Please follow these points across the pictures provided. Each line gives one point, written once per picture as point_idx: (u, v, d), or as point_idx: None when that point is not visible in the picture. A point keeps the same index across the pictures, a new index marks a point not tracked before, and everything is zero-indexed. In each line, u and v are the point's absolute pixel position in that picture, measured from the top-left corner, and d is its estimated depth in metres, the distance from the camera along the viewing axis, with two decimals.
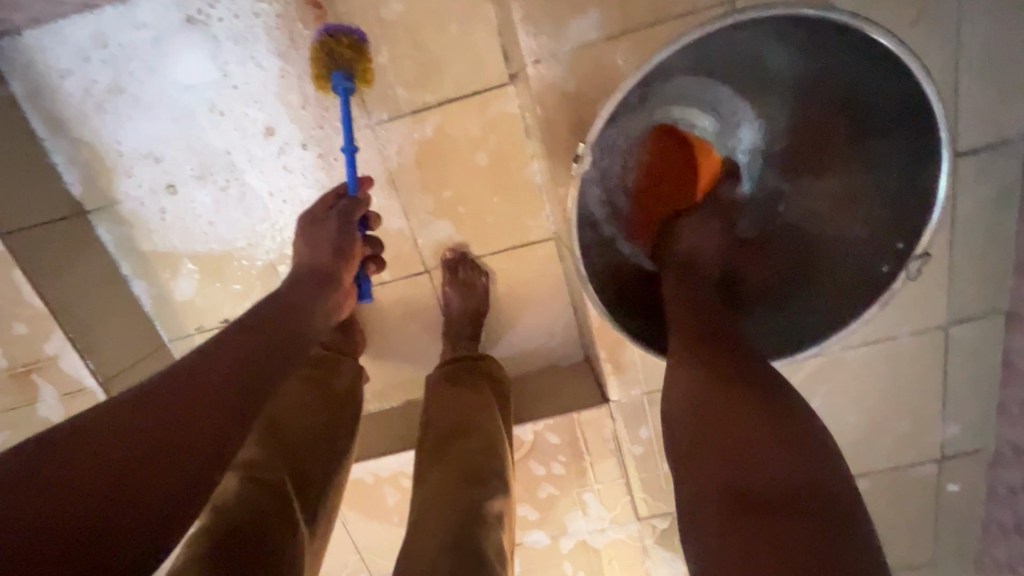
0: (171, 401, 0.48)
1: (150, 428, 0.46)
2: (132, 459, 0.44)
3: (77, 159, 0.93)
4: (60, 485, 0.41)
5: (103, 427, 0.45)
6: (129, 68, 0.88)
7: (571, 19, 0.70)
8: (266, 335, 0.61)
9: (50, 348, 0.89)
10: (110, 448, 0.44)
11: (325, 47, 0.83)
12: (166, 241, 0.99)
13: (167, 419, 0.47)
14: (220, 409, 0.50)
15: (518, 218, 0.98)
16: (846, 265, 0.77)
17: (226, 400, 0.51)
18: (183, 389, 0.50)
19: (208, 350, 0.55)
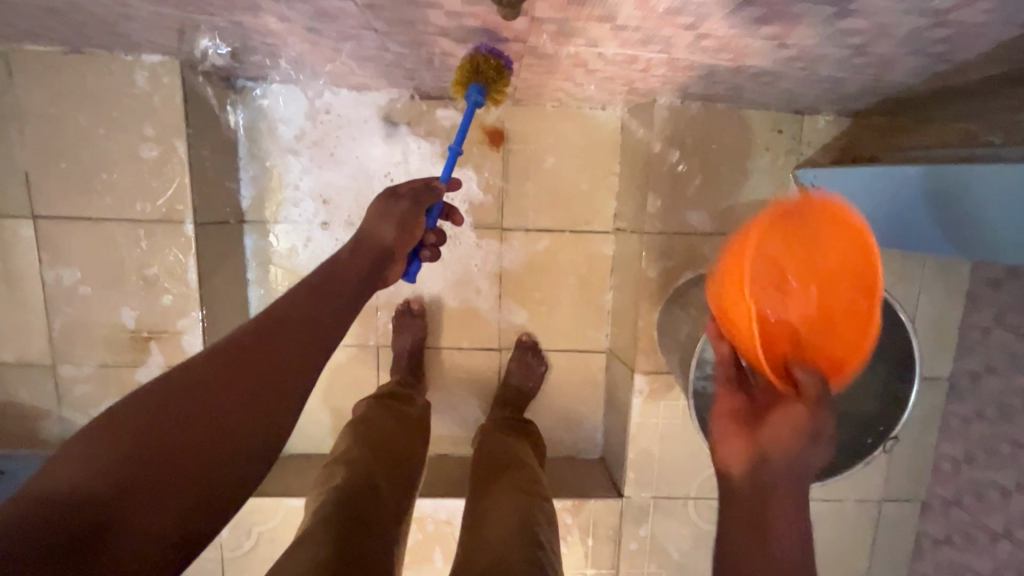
0: (250, 373, 0.55)
1: (230, 401, 0.53)
2: (213, 431, 0.51)
3: (260, 181, 1.12)
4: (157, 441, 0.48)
5: (193, 389, 0.52)
6: (337, 134, 1.12)
7: (684, 215, 1.02)
8: (327, 307, 0.65)
9: (181, 324, 1.01)
10: (203, 412, 0.51)
11: (472, 62, 0.74)
12: (297, 264, 1.16)
13: (242, 395, 0.53)
14: (286, 390, 0.56)
15: (584, 329, 1.23)
16: None
17: (290, 382, 0.56)
18: (259, 362, 0.56)
19: (279, 317, 0.60)
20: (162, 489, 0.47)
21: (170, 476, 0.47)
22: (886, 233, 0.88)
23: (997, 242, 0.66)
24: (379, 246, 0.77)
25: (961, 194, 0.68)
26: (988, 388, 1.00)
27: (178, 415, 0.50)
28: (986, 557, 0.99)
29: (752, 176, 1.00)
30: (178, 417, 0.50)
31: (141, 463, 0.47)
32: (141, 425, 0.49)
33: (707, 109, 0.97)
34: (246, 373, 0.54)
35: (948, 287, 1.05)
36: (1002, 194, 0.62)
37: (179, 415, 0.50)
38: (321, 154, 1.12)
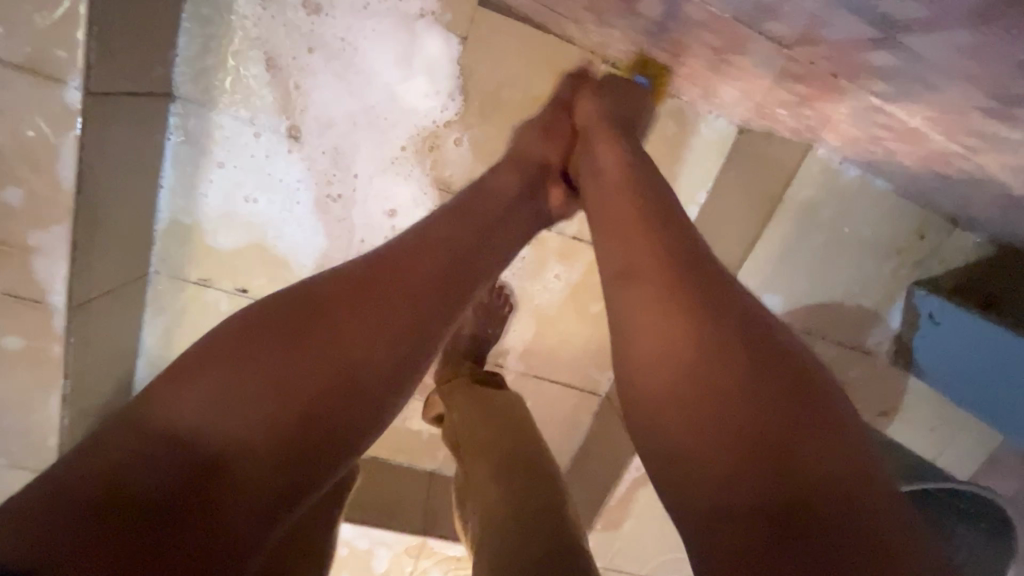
0: (390, 299, 0.43)
1: (356, 341, 0.41)
2: (318, 378, 0.38)
3: (215, 39, 0.72)
4: (270, 381, 0.38)
5: (321, 317, 0.41)
6: (357, 22, 0.74)
7: (768, 296, 0.80)
8: (475, 228, 0.51)
9: (35, 239, 0.64)
10: (335, 355, 0.40)
11: None
12: (231, 178, 0.79)
13: (365, 334, 0.41)
14: (405, 339, 0.43)
15: (586, 367, 1.01)
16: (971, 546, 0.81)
17: (405, 310, 0.43)
18: (394, 289, 0.44)
19: (422, 240, 0.48)
20: (251, 464, 0.35)
21: (267, 441, 0.36)
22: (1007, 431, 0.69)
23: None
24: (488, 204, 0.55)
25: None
26: None
27: (271, 377, 0.38)
28: None
29: (864, 281, 0.80)
30: (247, 389, 0.37)
31: (244, 430, 0.36)
32: (241, 360, 0.38)
33: (861, 183, 0.74)
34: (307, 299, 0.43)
35: None
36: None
37: (231, 354, 0.38)
38: (324, 41, 0.74)
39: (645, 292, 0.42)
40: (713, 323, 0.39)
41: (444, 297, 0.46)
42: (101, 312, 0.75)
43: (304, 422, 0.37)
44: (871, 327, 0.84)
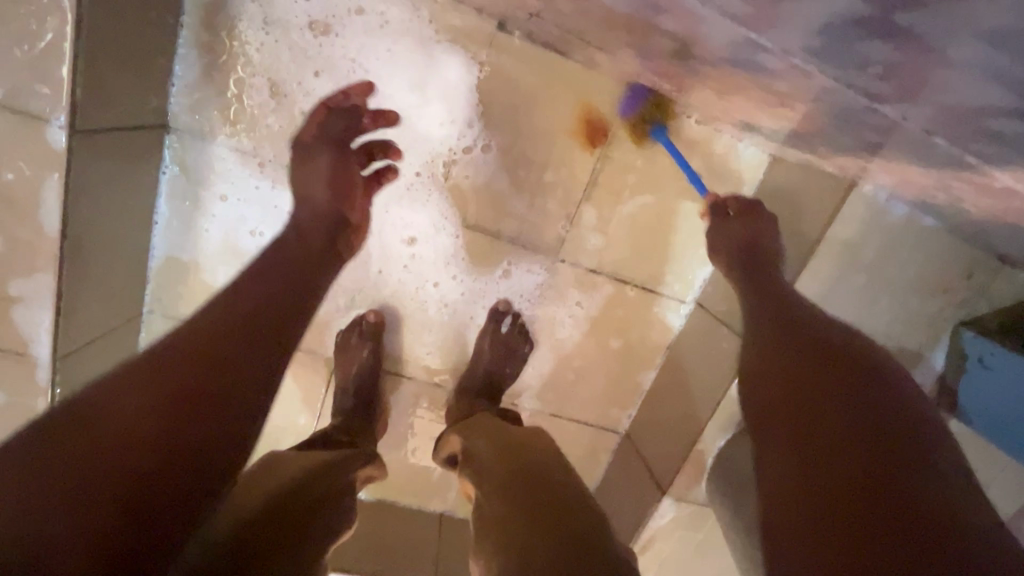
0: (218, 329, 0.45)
1: (193, 375, 0.42)
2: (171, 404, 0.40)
3: (215, 66, 0.67)
4: (108, 430, 0.37)
5: (144, 369, 0.41)
6: (369, 43, 0.69)
7: None
8: (286, 259, 0.54)
9: (17, 287, 0.59)
10: (157, 388, 0.40)
11: None
12: (231, 212, 0.74)
13: (212, 358, 0.43)
14: (260, 346, 0.46)
15: (610, 407, 0.94)
16: None
17: (247, 333, 0.46)
18: (225, 316, 0.47)
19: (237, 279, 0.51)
20: (95, 508, 0.34)
21: (123, 474, 0.36)
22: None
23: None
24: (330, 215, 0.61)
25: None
26: None
27: (100, 432, 0.37)
28: None
29: (908, 321, 0.75)
30: (74, 454, 0.36)
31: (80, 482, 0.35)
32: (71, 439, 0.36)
33: (909, 219, 0.69)
34: (283, 288, 0.52)
35: None
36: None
37: (223, 336, 0.45)
38: (332, 66, 0.69)
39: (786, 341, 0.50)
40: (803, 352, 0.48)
41: (254, 321, 0.47)
42: (90, 361, 0.69)
43: (161, 453, 0.38)
44: (915, 367, 0.79)
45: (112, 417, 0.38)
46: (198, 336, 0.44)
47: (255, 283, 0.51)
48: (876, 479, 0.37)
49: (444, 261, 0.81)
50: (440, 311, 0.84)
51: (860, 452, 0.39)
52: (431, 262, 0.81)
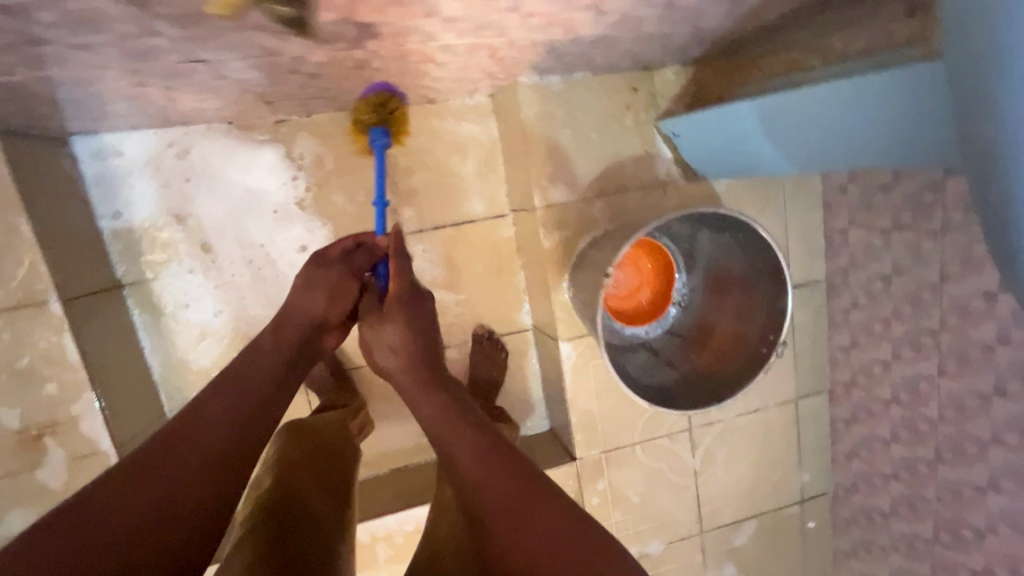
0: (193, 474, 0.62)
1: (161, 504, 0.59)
2: (134, 542, 0.55)
3: (128, 236, 1.05)
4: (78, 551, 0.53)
5: (119, 502, 0.57)
6: (203, 169, 1.05)
7: (569, 183, 1.05)
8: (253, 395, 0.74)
9: (76, 409, 0.93)
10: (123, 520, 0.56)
11: None
12: (187, 314, 1.10)
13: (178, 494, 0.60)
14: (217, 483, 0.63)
15: (506, 312, 1.24)
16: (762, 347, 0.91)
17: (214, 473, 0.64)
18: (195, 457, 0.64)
19: (210, 417, 0.68)
20: None
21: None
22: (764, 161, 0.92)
23: (895, 143, 0.70)
24: (303, 325, 0.84)
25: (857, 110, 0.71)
26: (857, 278, 1.13)
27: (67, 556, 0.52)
28: (886, 424, 1.13)
29: (621, 137, 1.06)
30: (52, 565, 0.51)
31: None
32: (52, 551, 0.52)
33: (567, 81, 1.02)
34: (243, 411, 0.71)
35: (809, 200, 1.16)
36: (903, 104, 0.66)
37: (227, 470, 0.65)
38: (191, 194, 1.06)
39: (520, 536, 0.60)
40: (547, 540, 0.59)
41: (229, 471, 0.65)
42: (139, 449, 1.02)
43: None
44: (654, 162, 1.08)
45: (101, 528, 0.55)
46: (188, 452, 0.64)
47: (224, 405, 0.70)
48: None
49: None
50: None
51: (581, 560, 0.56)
52: None
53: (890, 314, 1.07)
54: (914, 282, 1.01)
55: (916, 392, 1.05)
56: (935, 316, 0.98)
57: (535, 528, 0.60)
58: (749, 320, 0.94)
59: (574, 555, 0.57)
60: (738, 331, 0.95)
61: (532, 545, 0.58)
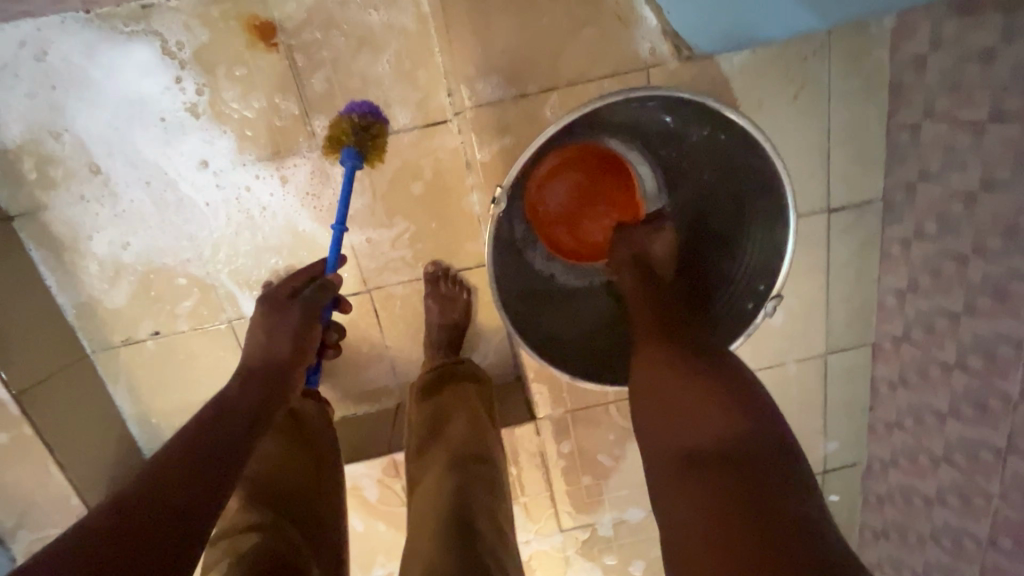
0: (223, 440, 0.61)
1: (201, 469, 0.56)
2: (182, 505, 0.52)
3: (3, 161, 0.90)
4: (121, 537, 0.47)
5: (160, 478, 0.53)
6: (70, 73, 0.87)
7: (509, 72, 0.78)
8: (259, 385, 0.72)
9: None
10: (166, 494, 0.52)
11: None
12: (89, 250, 0.97)
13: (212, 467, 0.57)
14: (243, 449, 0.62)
15: (457, 244, 1.03)
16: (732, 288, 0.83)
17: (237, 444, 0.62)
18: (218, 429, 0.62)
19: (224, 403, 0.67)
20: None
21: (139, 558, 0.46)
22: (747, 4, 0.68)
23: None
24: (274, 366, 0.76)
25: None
26: (925, 197, 0.80)
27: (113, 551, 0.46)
28: (943, 394, 0.85)
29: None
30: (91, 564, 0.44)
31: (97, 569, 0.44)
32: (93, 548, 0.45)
33: None
34: (214, 452, 0.59)
35: (867, 85, 0.81)
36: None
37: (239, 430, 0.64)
38: (63, 105, 0.88)
39: (682, 394, 0.58)
40: (696, 394, 0.57)
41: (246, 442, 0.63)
42: (50, 396, 0.95)
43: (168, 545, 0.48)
44: (631, 36, 0.77)
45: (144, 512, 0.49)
46: (183, 478, 0.54)
47: (191, 451, 0.57)
48: (748, 460, 0.50)
49: (235, 167, 0.95)
50: (263, 214, 0.98)
51: (727, 402, 0.55)
52: (231, 170, 0.95)
53: (967, 249, 0.75)
54: (1011, 203, 0.68)
55: (991, 358, 0.75)
56: None
57: (679, 393, 0.58)
58: (737, 249, 0.83)
59: (716, 404, 0.55)
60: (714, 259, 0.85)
61: (686, 406, 0.57)
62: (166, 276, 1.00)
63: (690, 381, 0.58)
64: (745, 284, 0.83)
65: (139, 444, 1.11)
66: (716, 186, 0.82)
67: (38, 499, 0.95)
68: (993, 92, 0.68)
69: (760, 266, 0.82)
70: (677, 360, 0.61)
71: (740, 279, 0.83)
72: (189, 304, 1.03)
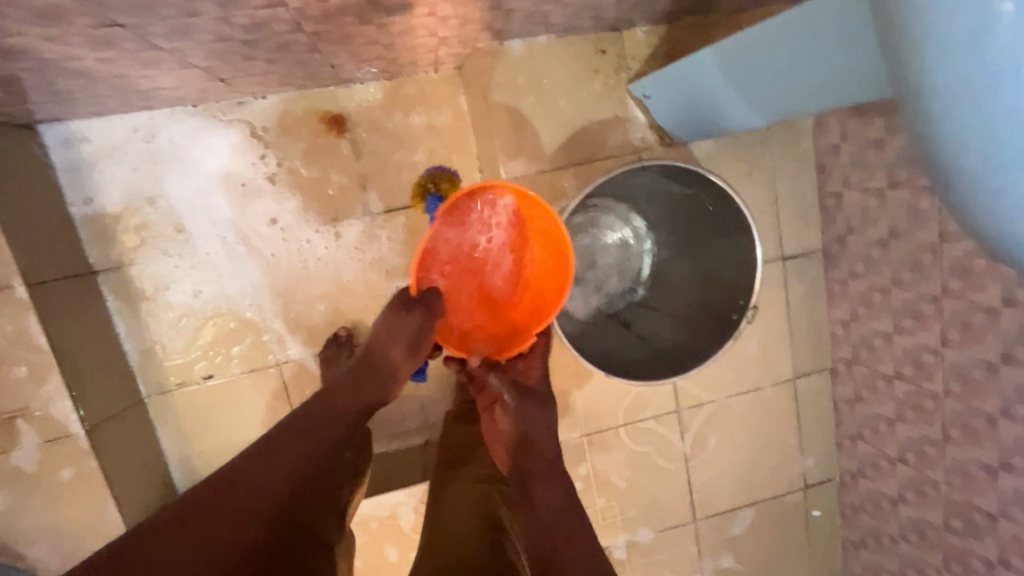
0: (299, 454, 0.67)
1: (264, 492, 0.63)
2: (238, 533, 0.59)
3: (100, 223, 1.05)
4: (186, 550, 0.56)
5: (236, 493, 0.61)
6: (171, 152, 1.06)
7: (536, 153, 1.01)
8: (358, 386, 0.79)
9: (45, 392, 0.93)
10: (238, 514, 0.60)
11: None
12: (162, 299, 1.10)
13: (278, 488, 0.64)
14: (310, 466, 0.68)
15: None
16: (720, 310, 0.93)
17: (307, 467, 0.68)
18: (303, 438, 0.69)
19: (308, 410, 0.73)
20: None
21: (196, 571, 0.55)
22: (711, 114, 0.91)
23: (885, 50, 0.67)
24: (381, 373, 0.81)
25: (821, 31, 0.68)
26: (854, 246, 1.05)
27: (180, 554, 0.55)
28: (889, 403, 1.05)
29: (591, 102, 1.01)
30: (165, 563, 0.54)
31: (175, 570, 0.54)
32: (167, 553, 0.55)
33: (527, 47, 0.97)
34: (297, 475, 0.66)
35: (800, 164, 1.09)
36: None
37: (317, 449, 0.70)
38: (161, 178, 1.06)
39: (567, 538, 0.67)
40: (565, 539, 0.67)
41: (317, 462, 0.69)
42: (113, 433, 1.03)
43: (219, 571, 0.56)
44: (626, 128, 1.03)
45: (211, 530, 0.58)
46: (251, 505, 0.61)
47: (269, 459, 0.65)
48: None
49: (300, 226, 1.12)
50: (319, 266, 1.14)
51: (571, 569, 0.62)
52: (295, 229, 1.12)
53: (890, 282, 0.99)
54: (913, 245, 0.93)
55: (919, 366, 0.96)
56: (936, 280, 0.89)
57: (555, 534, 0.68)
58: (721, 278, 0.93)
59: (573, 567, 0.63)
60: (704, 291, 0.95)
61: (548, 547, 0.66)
62: (226, 321, 1.13)
63: (577, 537, 0.67)
64: (729, 303, 0.93)
65: (177, 486, 1.16)
66: (703, 228, 0.93)
67: (90, 538, 0.98)
68: (889, 168, 0.94)
69: (738, 287, 0.93)
70: (571, 514, 0.70)
71: (722, 304, 0.93)
72: (243, 348, 1.15)
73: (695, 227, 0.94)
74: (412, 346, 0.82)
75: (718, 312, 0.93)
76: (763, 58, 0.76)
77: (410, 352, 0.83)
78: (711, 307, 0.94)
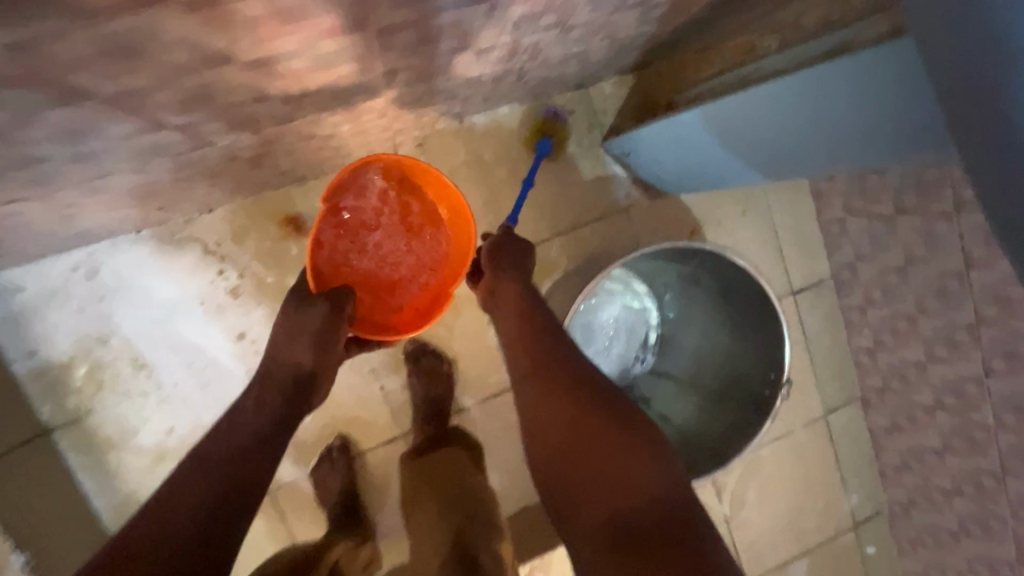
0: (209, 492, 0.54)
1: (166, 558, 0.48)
2: None
3: (49, 376, 0.95)
4: None
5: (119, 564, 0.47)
6: (116, 285, 0.96)
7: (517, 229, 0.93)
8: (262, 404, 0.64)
9: None
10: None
11: None
12: (129, 445, 0.99)
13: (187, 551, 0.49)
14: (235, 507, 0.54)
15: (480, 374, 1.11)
16: (752, 388, 0.84)
17: (225, 511, 0.53)
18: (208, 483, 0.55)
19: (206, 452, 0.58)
20: None
21: None
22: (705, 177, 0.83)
23: (901, 131, 0.59)
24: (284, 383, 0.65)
25: (833, 100, 0.59)
26: (867, 272, 0.98)
27: None
28: (933, 433, 0.97)
29: (566, 165, 0.94)
30: None
31: None
32: None
33: (491, 120, 0.90)
34: (214, 516, 0.52)
35: (795, 194, 1.02)
36: (891, 72, 0.55)
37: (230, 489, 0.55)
38: (110, 314, 0.96)
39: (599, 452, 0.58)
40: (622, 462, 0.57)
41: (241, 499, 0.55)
42: None
43: None
44: (608, 187, 0.96)
45: None
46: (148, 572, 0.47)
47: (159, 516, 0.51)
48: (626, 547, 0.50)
49: None
50: None
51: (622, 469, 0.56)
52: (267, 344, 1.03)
53: (914, 309, 0.92)
54: (935, 270, 0.86)
55: (963, 396, 0.89)
56: (968, 307, 0.82)
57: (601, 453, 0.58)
58: (752, 354, 0.85)
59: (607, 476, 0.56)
60: (733, 372, 0.87)
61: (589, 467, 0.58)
62: None
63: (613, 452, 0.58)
64: (761, 378, 0.84)
65: None
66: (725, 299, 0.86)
67: None
68: (894, 192, 0.88)
69: (768, 362, 0.83)
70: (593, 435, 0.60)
71: (753, 381, 0.84)
72: None
73: (718, 303, 0.87)
74: (313, 346, 0.65)
75: (751, 390, 0.84)
76: (756, 127, 0.67)
77: (317, 346, 0.65)
78: (745, 386, 0.85)
